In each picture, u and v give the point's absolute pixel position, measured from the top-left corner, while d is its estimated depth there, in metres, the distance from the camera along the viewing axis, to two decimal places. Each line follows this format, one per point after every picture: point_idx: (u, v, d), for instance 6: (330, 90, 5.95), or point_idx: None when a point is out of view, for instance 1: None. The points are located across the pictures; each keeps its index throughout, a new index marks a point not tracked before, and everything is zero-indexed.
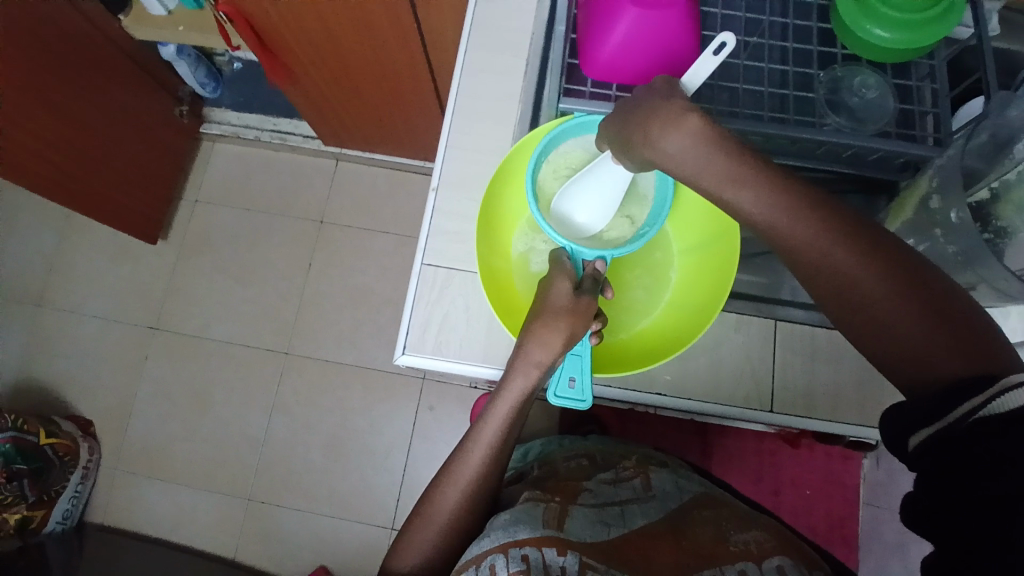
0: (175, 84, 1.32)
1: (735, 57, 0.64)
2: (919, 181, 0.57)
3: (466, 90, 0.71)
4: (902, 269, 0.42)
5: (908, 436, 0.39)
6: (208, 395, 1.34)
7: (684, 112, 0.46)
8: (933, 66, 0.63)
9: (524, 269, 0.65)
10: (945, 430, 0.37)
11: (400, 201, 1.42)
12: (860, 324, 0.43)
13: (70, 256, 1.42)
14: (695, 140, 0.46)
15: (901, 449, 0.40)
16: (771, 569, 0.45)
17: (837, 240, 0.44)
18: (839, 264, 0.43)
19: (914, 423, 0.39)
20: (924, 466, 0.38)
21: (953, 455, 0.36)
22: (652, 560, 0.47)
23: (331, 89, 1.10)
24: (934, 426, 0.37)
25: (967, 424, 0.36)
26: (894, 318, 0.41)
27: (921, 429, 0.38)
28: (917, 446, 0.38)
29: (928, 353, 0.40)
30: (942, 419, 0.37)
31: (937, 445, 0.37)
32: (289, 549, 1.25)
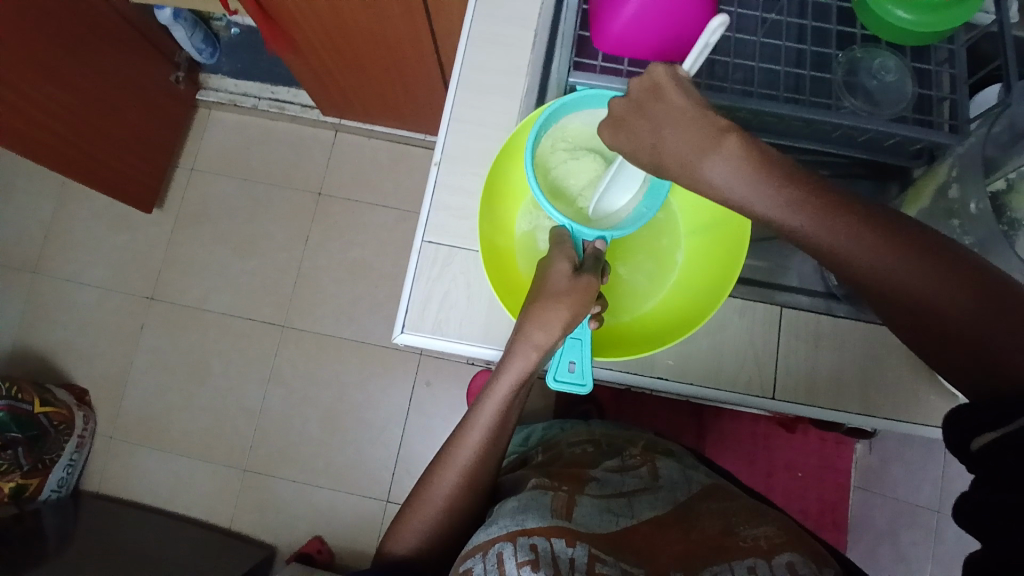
0: (172, 49, 1.28)
1: (751, 33, 0.63)
2: (939, 168, 0.55)
3: (472, 62, 0.69)
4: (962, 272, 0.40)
5: (971, 437, 0.38)
6: (205, 366, 1.34)
7: (722, 132, 0.46)
8: (952, 50, 0.61)
9: (528, 247, 0.63)
10: (1014, 433, 0.35)
11: (400, 175, 1.40)
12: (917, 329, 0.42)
13: (65, 223, 1.40)
14: (738, 163, 0.45)
15: (963, 449, 0.38)
16: (781, 565, 0.44)
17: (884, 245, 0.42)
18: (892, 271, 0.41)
19: (981, 425, 0.37)
20: (988, 469, 0.37)
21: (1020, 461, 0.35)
22: (661, 552, 0.47)
23: (332, 58, 1.07)
24: (1003, 429, 0.36)
25: None
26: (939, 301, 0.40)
27: (987, 430, 0.37)
28: (981, 448, 0.37)
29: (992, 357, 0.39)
30: (1012, 423, 0.36)
31: (1006, 449, 0.36)
32: (285, 519, 1.26)
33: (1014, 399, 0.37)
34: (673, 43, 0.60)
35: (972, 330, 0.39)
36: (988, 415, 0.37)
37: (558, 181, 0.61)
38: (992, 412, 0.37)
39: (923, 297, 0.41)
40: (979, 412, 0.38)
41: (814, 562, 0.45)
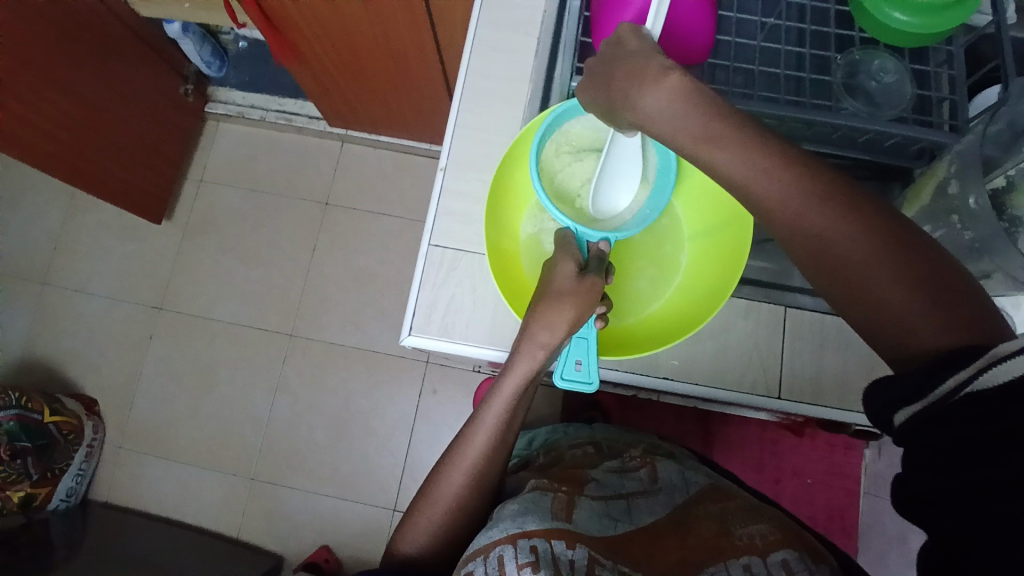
0: (181, 62, 1.31)
1: (751, 38, 0.64)
2: (937, 166, 0.55)
3: (477, 69, 0.71)
4: (893, 239, 0.39)
5: (892, 414, 0.37)
6: (213, 375, 1.35)
7: (667, 71, 0.47)
8: (951, 52, 0.62)
9: (534, 250, 0.64)
10: (934, 406, 0.34)
11: (406, 184, 1.41)
12: (841, 292, 0.41)
13: (76, 234, 1.42)
14: (673, 97, 0.46)
15: (885, 426, 0.37)
16: (777, 564, 0.45)
17: (822, 205, 0.41)
18: (823, 230, 0.41)
19: (899, 401, 0.36)
20: (913, 443, 0.36)
21: (940, 437, 0.34)
22: (657, 557, 0.47)
23: (339, 69, 1.08)
24: (922, 402, 0.35)
25: (959, 398, 0.34)
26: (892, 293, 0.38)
27: (905, 405, 0.36)
28: (904, 423, 0.36)
29: (908, 323, 0.38)
30: (930, 394, 0.35)
31: (927, 423, 0.35)
32: (292, 528, 1.26)
33: (929, 365, 0.36)
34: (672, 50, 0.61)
35: (919, 325, 0.37)
36: (904, 385, 0.36)
37: (562, 185, 0.61)
38: (908, 383, 0.36)
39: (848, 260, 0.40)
40: (895, 385, 0.37)
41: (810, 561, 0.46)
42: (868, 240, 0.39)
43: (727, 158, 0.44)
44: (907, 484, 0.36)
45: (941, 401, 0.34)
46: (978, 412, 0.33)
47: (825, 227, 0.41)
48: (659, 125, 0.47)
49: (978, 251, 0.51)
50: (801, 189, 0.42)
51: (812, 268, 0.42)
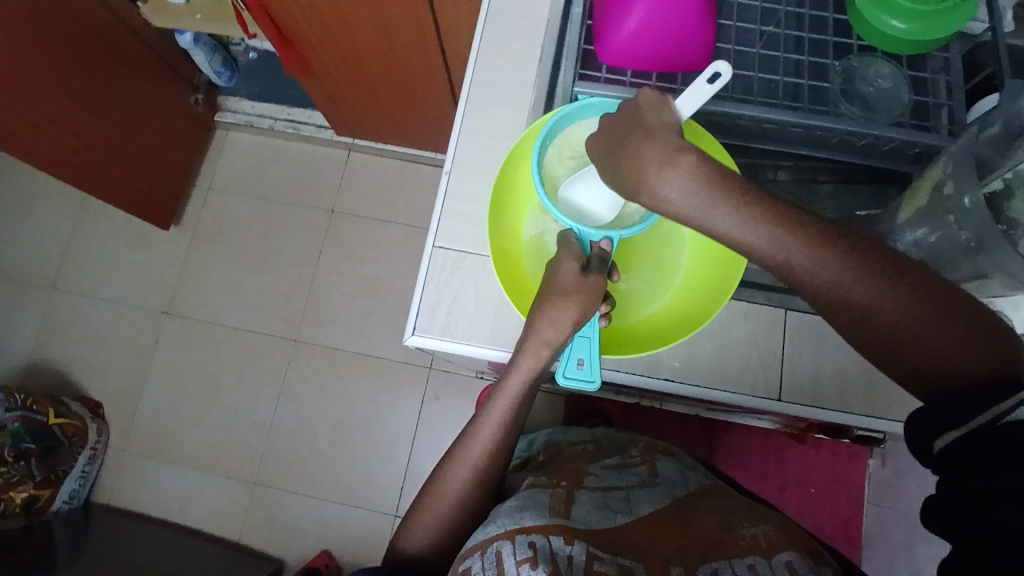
0: (191, 72, 1.33)
1: (750, 45, 0.65)
2: (932, 169, 0.55)
3: (481, 76, 0.72)
4: (926, 295, 0.42)
5: (932, 439, 0.40)
6: (217, 380, 1.36)
7: (678, 151, 0.47)
8: (948, 59, 0.63)
9: (538, 251, 0.65)
10: (971, 434, 0.38)
11: (411, 192, 1.43)
12: (883, 347, 0.43)
13: (85, 240, 1.44)
14: (691, 179, 0.46)
15: (925, 450, 0.41)
16: (781, 564, 0.44)
17: (860, 276, 0.42)
18: (863, 300, 0.43)
19: (940, 428, 0.40)
20: (950, 470, 0.40)
21: (980, 458, 0.38)
22: (659, 547, 0.47)
23: (346, 79, 1.10)
24: (960, 432, 0.39)
25: (995, 427, 0.38)
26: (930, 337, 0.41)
27: (944, 431, 0.40)
28: (942, 451, 0.40)
29: (951, 367, 0.41)
30: (968, 425, 0.39)
31: (967, 447, 0.38)
32: (293, 534, 1.26)
33: (965, 399, 0.40)
34: (670, 55, 0.62)
35: (961, 364, 0.41)
36: (945, 418, 0.40)
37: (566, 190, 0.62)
38: (951, 411, 0.40)
39: (888, 322, 0.42)
40: (935, 415, 0.41)
41: (812, 561, 0.46)
42: (902, 302, 0.42)
43: (759, 237, 0.44)
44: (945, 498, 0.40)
45: (979, 427, 0.38)
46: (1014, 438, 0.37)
47: (859, 289, 0.43)
48: (675, 207, 0.47)
49: (974, 249, 0.51)
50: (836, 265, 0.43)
51: (854, 329, 0.44)
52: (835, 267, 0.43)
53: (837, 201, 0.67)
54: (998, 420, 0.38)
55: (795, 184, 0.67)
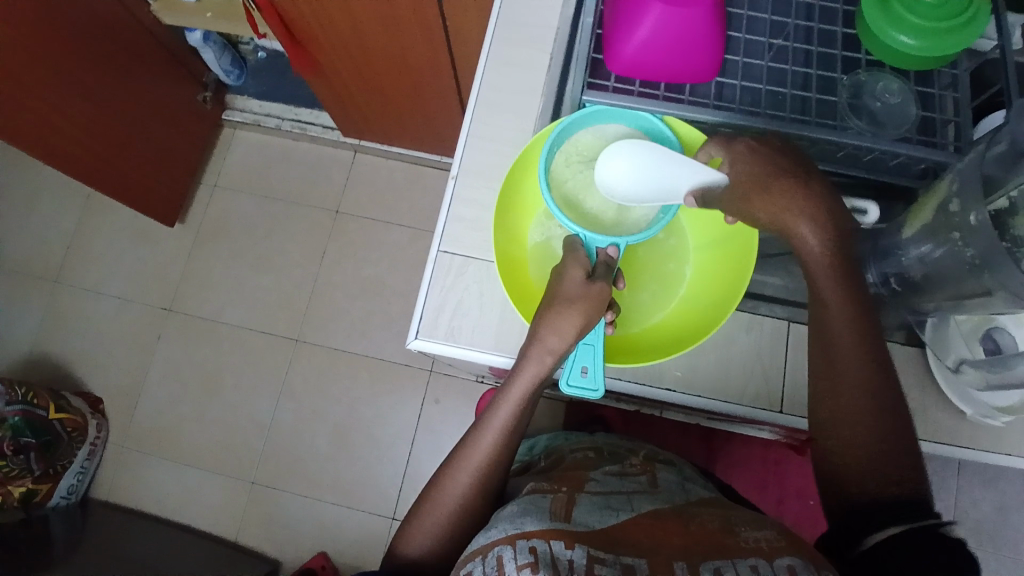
0: (201, 70, 1.34)
1: (759, 58, 0.65)
2: (939, 184, 0.55)
3: (489, 82, 0.72)
4: (885, 409, 0.51)
5: (863, 536, 0.46)
6: (219, 377, 1.36)
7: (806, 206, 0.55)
8: (956, 75, 0.63)
9: (542, 256, 0.65)
10: (895, 534, 0.45)
11: (416, 195, 1.43)
12: (833, 439, 0.52)
13: (90, 235, 1.44)
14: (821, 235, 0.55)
15: (849, 547, 0.47)
16: (781, 567, 0.43)
17: (853, 358, 0.53)
18: (843, 381, 0.53)
19: (872, 527, 0.46)
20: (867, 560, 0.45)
21: (903, 554, 0.44)
22: (660, 544, 0.46)
23: (354, 81, 1.11)
24: (886, 530, 0.46)
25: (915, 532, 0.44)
26: (865, 448, 0.50)
27: (885, 527, 0.46)
28: (868, 543, 0.46)
29: (867, 475, 0.49)
30: (894, 526, 0.46)
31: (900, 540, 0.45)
32: (291, 533, 1.26)
33: (892, 505, 0.47)
34: (677, 66, 0.62)
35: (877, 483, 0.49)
36: (877, 517, 0.47)
37: (572, 194, 0.62)
38: (882, 514, 0.47)
39: (846, 417, 0.52)
40: (870, 515, 0.47)
41: (813, 564, 0.44)
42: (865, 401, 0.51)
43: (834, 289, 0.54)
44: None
45: (903, 532, 0.45)
46: (947, 544, 0.43)
47: (844, 385, 0.53)
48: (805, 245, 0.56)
49: (980, 267, 0.50)
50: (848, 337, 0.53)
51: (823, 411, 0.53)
52: (845, 339, 0.53)
53: None
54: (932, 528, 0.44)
55: None
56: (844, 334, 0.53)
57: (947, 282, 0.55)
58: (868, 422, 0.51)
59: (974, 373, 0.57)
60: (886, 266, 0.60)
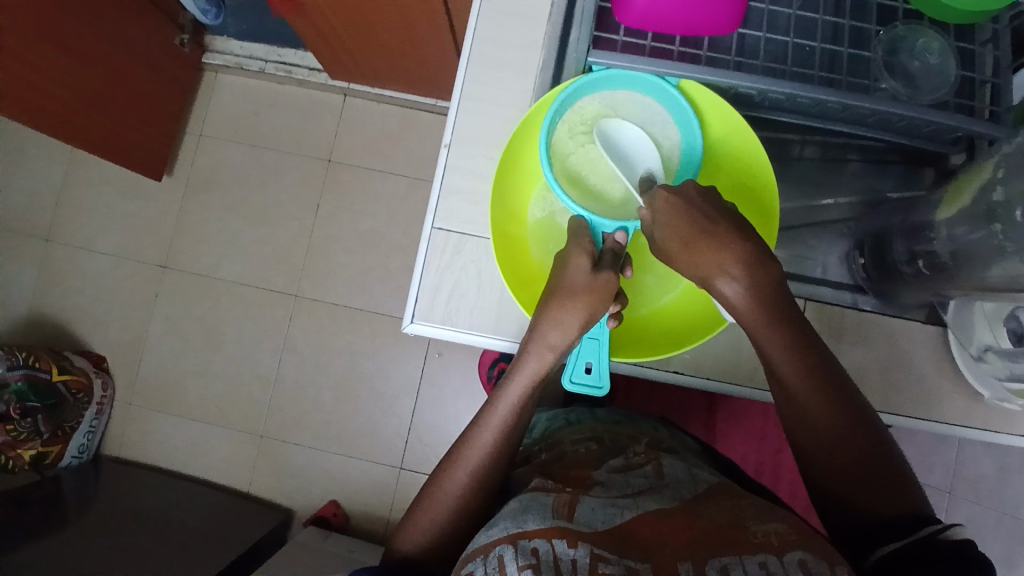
0: (177, 11, 1.24)
1: (785, 6, 0.58)
2: (983, 166, 0.51)
3: (484, 35, 0.66)
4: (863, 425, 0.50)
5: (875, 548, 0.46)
6: (219, 333, 1.35)
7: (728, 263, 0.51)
8: (998, 31, 0.56)
9: (543, 236, 0.62)
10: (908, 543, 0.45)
11: (412, 142, 1.37)
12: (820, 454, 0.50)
13: (77, 190, 1.39)
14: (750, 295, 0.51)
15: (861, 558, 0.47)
16: (792, 563, 0.42)
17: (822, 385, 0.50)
18: (812, 409, 0.50)
19: (883, 540, 0.46)
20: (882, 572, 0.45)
21: (912, 560, 0.43)
22: (665, 541, 0.45)
23: (341, 21, 1.02)
24: (900, 541, 0.45)
25: (928, 538, 0.44)
26: (851, 464, 0.49)
27: (894, 540, 0.46)
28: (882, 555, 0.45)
29: (859, 493, 0.49)
30: (907, 536, 0.45)
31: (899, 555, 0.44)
32: (301, 484, 1.29)
33: (905, 520, 0.47)
34: (690, 23, 0.56)
35: (863, 497, 0.48)
36: (889, 531, 0.46)
37: (575, 170, 0.58)
38: (895, 528, 0.46)
39: (827, 434, 0.50)
40: (883, 529, 0.47)
41: (826, 560, 0.42)
42: (844, 422, 0.50)
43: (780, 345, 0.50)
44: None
45: (916, 539, 0.45)
46: (944, 551, 0.43)
47: (817, 410, 0.50)
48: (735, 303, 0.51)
49: (1011, 254, 0.47)
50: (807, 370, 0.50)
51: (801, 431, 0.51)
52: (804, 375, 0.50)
53: (865, 180, 0.65)
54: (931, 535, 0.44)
55: (821, 163, 0.65)
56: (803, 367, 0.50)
57: (976, 263, 0.51)
58: (849, 439, 0.49)
59: (996, 361, 0.54)
60: (914, 245, 0.56)
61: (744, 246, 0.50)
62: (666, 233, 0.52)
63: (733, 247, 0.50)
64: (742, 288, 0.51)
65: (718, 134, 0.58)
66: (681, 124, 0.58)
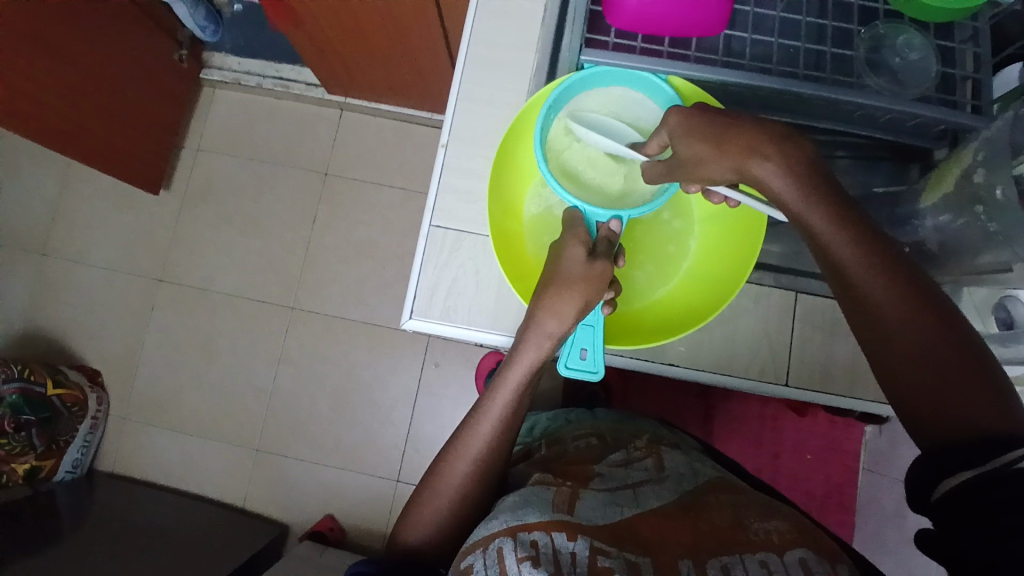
0: (175, 27, 1.26)
1: (770, 8, 0.60)
2: (963, 154, 0.51)
3: (480, 39, 0.67)
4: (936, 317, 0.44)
5: (940, 484, 0.39)
6: (216, 346, 1.34)
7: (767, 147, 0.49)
8: (977, 28, 0.58)
9: (539, 231, 0.63)
10: (983, 476, 0.38)
11: (407, 155, 1.38)
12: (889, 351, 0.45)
13: (73, 204, 1.40)
14: (788, 179, 0.48)
15: (924, 497, 0.40)
16: (793, 563, 0.41)
17: (879, 268, 0.45)
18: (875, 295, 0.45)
19: (950, 471, 0.39)
20: (953, 511, 0.38)
21: (990, 502, 0.37)
22: (664, 539, 0.44)
23: (337, 33, 1.04)
24: (973, 473, 0.38)
25: (1008, 470, 0.37)
26: (925, 365, 0.43)
27: (958, 473, 0.39)
28: (951, 490, 0.39)
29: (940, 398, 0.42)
30: (982, 466, 0.38)
31: (972, 492, 0.38)
32: (297, 497, 1.28)
33: (973, 443, 0.39)
34: (701, 18, 0.56)
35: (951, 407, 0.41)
36: (955, 459, 0.39)
37: (569, 165, 0.60)
38: (962, 454, 0.39)
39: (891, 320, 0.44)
40: (947, 458, 0.40)
41: (828, 559, 0.42)
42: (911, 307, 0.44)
43: (827, 225, 0.47)
44: (959, 554, 0.38)
45: (991, 471, 0.38)
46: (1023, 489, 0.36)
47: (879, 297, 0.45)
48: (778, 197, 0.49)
49: (999, 239, 0.48)
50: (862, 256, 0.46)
51: (866, 326, 0.46)
52: (856, 254, 0.46)
53: (854, 175, 0.65)
54: (1006, 466, 0.37)
55: None
56: (859, 251, 0.46)
57: (965, 253, 0.52)
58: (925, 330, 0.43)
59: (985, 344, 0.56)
60: (907, 234, 0.57)
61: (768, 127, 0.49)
62: (689, 143, 0.51)
63: (757, 132, 0.49)
64: (779, 165, 0.48)
65: None
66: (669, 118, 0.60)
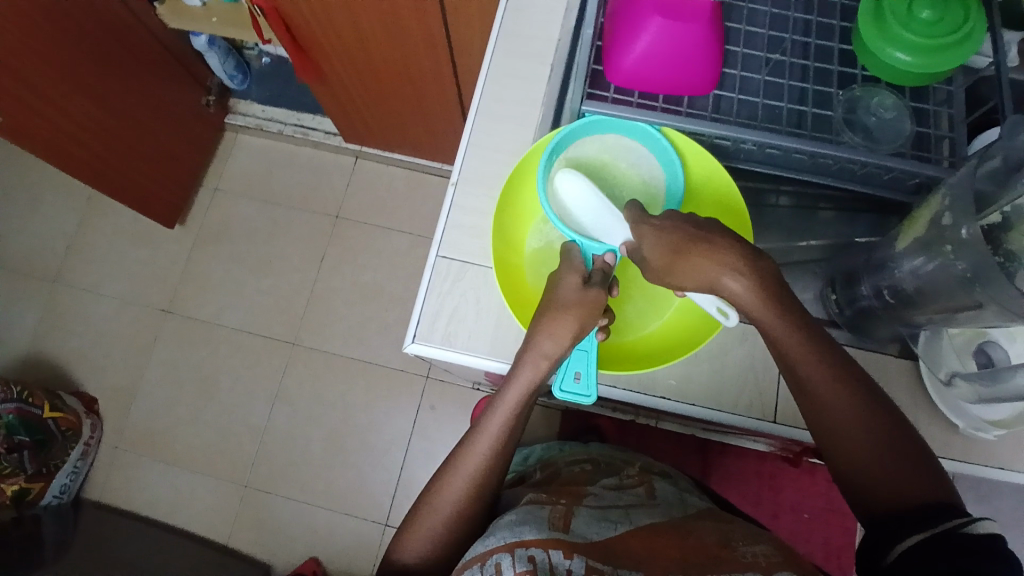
0: (205, 75, 1.36)
1: (755, 72, 0.66)
2: (932, 200, 0.55)
3: (490, 94, 0.73)
4: (881, 412, 0.50)
5: (892, 546, 0.44)
6: (215, 380, 1.36)
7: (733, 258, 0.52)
8: (951, 92, 0.64)
9: (538, 263, 0.66)
10: (931, 537, 0.42)
11: (416, 203, 1.44)
12: (839, 445, 0.50)
13: (90, 236, 1.45)
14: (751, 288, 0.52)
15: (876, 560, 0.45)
16: None
17: (831, 372, 0.51)
18: (828, 399, 0.50)
19: (903, 535, 0.44)
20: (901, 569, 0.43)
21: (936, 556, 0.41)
22: (656, 554, 0.46)
23: (358, 90, 1.12)
24: (921, 536, 0.43)
25: (953, 532, 0.42)
26: (874, 453, 0.48)
27: (908, 537, 0.43)
28: (902, 551, 0.43)
29: (894, 481, 0.47)
30: (930, 530, 0.43)
31: (922, 549, 0.42)
32: (283, 538, 1.25)
33: (923, 510, 0.44)
34: (693, 77, 0.62)
35: (902, 484, 0.47)
36: (907, 526, 0.44)
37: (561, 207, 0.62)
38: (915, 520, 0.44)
39: (841, 420, 0.50)
40: (900, 524, 0.45)
41: None
42: (859, 408, 0.50)
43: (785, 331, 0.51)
44: None
45: (940, 532, 0.42)
46: (966, 544, 0.40)
47: (831, 399, 0.50)
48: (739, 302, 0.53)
49: (971, 281, 0.50)
50: (817, 358, 0.51)
51: (818, 427, 0.51)
52: (810, 359, 0.51)
53: (836, 228, 0.70)
54: (953, 528, 0.42)
55: (795, 209, 0.71)
56: (813, 358, 0.51)
57: (936, 296, 0.55)
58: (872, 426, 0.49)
59: (967, 385, 0.57)
60: (880, 279, 0.61)
61: (733, 241, 0.52)
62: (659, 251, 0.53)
63: (722, 245, 0.52)
64: (747, 284, 0.52)
65: (700, 178, 0.63)
66: (665, 167, 0.64)
